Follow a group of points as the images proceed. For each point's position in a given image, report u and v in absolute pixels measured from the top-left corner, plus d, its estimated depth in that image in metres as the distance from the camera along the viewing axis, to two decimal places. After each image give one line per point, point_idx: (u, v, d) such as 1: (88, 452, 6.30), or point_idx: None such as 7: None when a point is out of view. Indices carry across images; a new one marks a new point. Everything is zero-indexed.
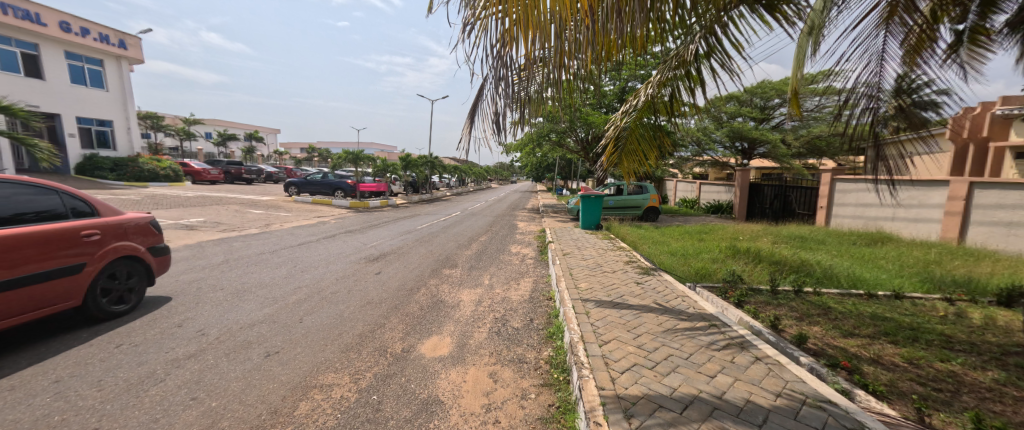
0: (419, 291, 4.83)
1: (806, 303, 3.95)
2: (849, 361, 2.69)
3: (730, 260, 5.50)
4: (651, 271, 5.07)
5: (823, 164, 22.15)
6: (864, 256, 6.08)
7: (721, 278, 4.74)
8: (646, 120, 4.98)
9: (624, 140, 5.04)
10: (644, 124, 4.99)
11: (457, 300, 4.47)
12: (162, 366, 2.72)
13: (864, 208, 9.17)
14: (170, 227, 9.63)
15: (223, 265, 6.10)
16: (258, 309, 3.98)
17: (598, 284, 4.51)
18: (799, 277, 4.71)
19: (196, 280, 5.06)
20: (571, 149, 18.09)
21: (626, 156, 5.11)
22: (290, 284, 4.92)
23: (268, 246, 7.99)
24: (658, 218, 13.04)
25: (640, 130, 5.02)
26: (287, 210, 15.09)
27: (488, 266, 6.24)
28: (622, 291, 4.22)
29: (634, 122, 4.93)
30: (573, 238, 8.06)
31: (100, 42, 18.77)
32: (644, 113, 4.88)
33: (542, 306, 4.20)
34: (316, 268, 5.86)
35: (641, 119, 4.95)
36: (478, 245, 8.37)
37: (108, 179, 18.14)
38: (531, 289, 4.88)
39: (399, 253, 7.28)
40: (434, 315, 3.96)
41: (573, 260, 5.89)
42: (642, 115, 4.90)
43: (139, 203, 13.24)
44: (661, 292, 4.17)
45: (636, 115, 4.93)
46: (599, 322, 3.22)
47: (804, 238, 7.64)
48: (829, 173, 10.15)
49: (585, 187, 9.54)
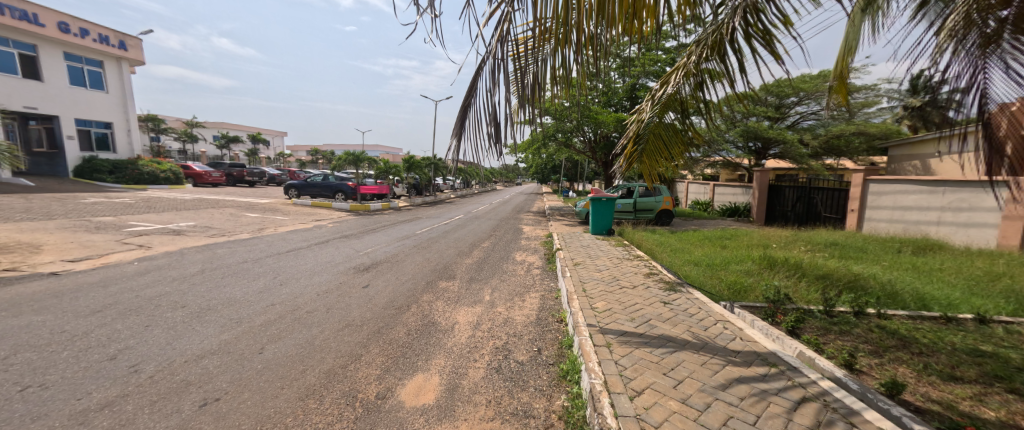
0: (409, 309, 4.19)
1: (874, 331, 3.28)
2: (970, 423, 2.00)
3: (768, 273, 4.79)
4: (678, 287, 4.38)
5: (841, 165, 21.19)
6: (919, 267, 5.33)
7: (761, 297, 4.06)
8: (667, 118, 4.31)
9: (644, 139, 4.36)
10: (667, 122, 4.30)
11: (451, 322, 3.82)
12: (61, 423, 2.10)
13: (904, 211, 8.38)
14: (156, 232, 9.14)
15: (199, 275, 5.53)
16: (214, 334, 3.37)
17: (617, 304, 3.86)
18: (857, 296, 3.99)
19: (159, 295, 4.48)
20: (579, 150, 17.40)
21: (649, 158, 4.42)
22: (263, 301, 4.32)
23: (254, 253, 7.44)
24: (671, 221, 12.30)
25: (660, 130, 4.34)
26: (285, 214, 14.60)
27: (490, 278, 5.59)
28: (647, 314, 3.56)
29: (654, 120, 4.26)
30: (584, 245, 7.39)
31: (100, 43, 18.46)
32: (665, 109, 4.23)
33: (551, 332, 3.55)
34: (299, 280, 5.25)
35: (662, 116, 4.28)
36: (479, 252, 7.72)
37: (106, 182, 17.85)
38: (538, 307, 4.24)
39: (393, 261, 6.66)
40: (422, 343, 3.31)
41: (586, 273, 5.22)
42: (663, 111, 4.24)
43: (132, 206, 12.84)
44: (695, 315, 3.51)
45: (655, 114, 4.27)
46: (626, 362, 2.56)
47: (841, 246, 6.89)
48: (861, 173, 9.42)
49: (597, 189, 8.88)
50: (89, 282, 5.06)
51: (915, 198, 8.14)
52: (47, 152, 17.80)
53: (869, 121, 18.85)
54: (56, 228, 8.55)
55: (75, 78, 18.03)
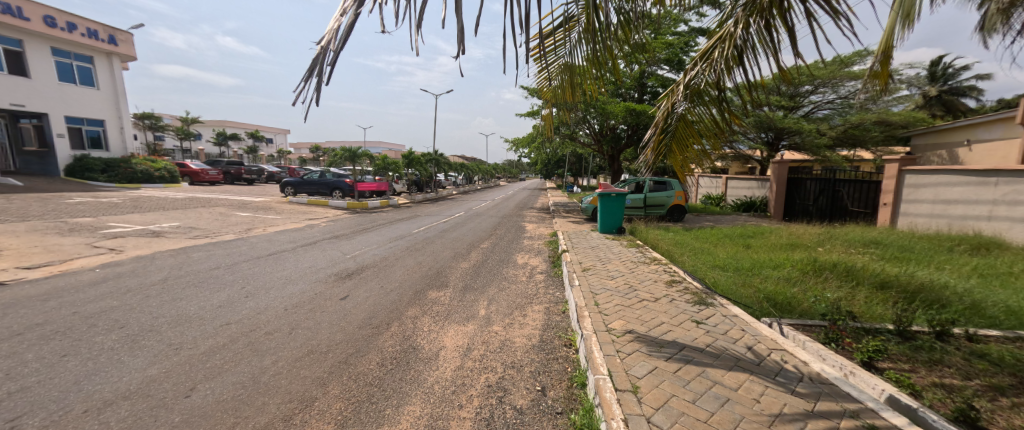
0: (388, 329, 3.52)
1: (976, 362, 2.54)
2: None
3: (815, 283, 4.06)
4: (709, 300, 3.64)
5: (858, 157, 20.30)
6: (987, 270, 4.57)
7: (817, 314, 3.35)
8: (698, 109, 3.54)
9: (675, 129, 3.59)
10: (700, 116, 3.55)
11: (435, 347, 3.13)
12: None
13: (946, 205, 7.63)
14: (134, 234, 8.55)
15: (160, 284, 4.90)
16: (142, 368, 2.71)
17: (637, 323, 3.14)
18: (933, 312, 3.25)
19: (100, 312, 3.83)
20: (584, 143, 16.64)
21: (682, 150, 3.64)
22: (217, 320, 3.65)
23: (233, 257, 6.82)
24: (684, 217, 11.56)
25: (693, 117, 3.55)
26: (278, 212, 14.01)
27: (487, 286, 4.91)
28: (677, 337, 2.82)
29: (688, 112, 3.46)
30: (592, 246, 6.69)
31: (88, 38, 17.83)
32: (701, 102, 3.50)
33: (558, 363, 2.85)
34: (270, 290, 4.61)
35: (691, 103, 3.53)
36: (477, 254, 7.04)
37: (98, 181, 17.38)
38: (542, 326, 3.56)
39: (382, 266, 6.03)
40: (395, 379, 2.62)
41: (600, 280, 4.51)
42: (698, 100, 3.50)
43: (117, 206, 12.28)
44: (739, 340, 2.76)
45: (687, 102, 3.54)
46: (663, 421, 1.86)
47: (881, 244, 6.18)
48: (897, 164, 8.66)
49: (606, 184, 8.11)
50: (32, 295, 4.44)
51: (961, 190, 7.38)
52: (37, 151, 17.33)
53: (890, 110, 17.85)
54: (26, 231, 7.95)
55: (65, 74, 17.48)
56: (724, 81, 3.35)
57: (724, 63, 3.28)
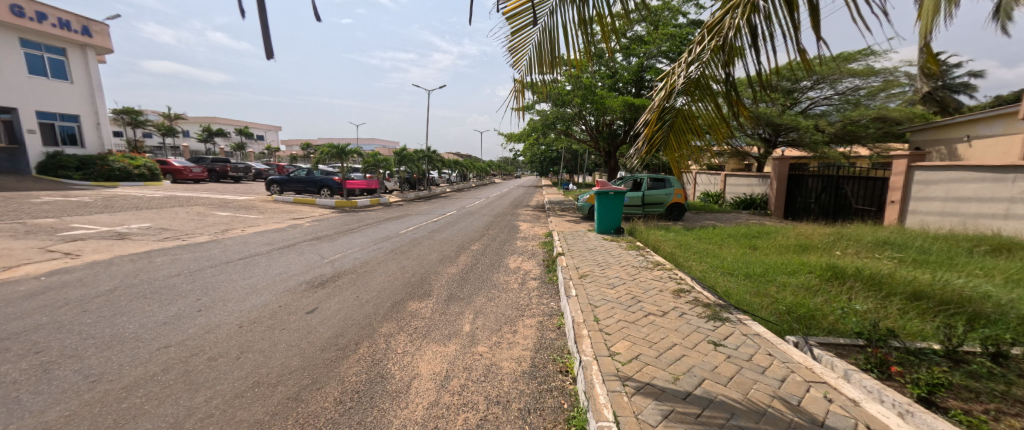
0: (356, 351, 3.03)
1: None
2: None
3: (837, 292, 3.63)
4: (723, 315, 3.19)
5: (855, 153, 20.09)
6: (1019, 274, 4.19)
7: (850, 331, 2.91)
8: (692, 97, 3.06)
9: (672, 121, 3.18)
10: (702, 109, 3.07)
11: (407, 376, 2.65)
12: None
13: (959, 203, 7.28)
14: (97, 237, 7.94)
15: (105, 295, 4.36)
16: (37, 412, 2.19)
17: (644, 345, 2.68)
18: (983, 327, 2.81)
19: (21, 332, 3.29)
20: (580, 139, 16.17)
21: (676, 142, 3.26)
22: (155, 342, 3.14)
23: (200, 262, 6.26)
24: (682, 215, 11.19)
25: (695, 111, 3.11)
26: (261, 212, 13.40)
27: (474, 296, 4.42)
28: (694, 366, 2.36)
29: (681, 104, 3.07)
30: (589, 248, 6.23)
31: (60, 28, 16.96)
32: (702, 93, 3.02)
33: (552, 397, 2.38)
34: (228, 303, 4.08)
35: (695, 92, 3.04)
36: (466, 258, 6.55)
37: (72, 179, 16.62)
38: (535, 347, 3.09)
39: (361, 272, 5.52)
40: (351, 424, 2.12)
41: (601, 290, 4.05)
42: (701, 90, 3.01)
43: (87, 206, 11.59)
44: (768, 369, 2.31)
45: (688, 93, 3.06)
46: None
47: (896, 245, 5.78)
48: (905, 160, 8.31)
49: (603, 181, 7.64)
50: None
51: (976, 186, 7.02)
52: (6, 148, 16.51)
53: (888, 105, 17.61)
54: None
55: (35, 67, 16.65)
56: (732, 71, 2.82)
57: (728, 46, 2.73)
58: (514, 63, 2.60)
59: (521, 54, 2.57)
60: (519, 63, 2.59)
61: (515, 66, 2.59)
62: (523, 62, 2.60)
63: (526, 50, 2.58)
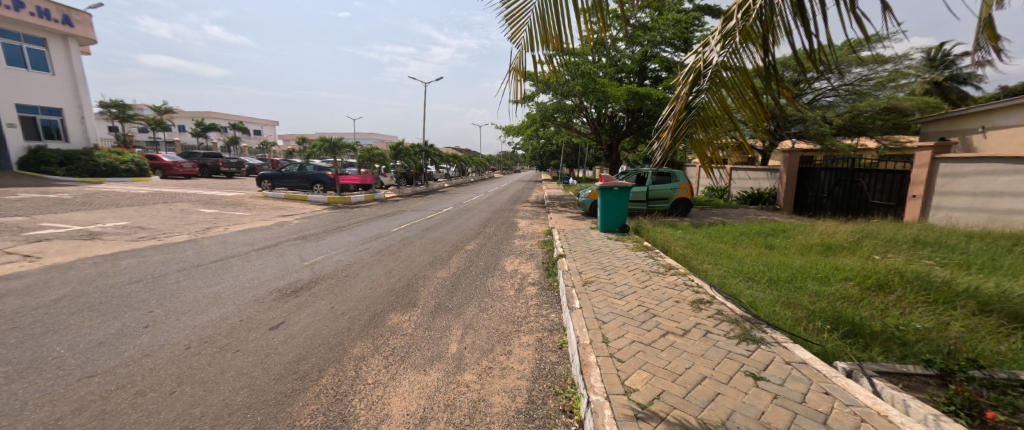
0: (315, 381, 2.52)
1: None
2: None
3: (885, 304, 3.12)
4: (755, 334, 2.67)
5: (862, 145, 19.58)
6: None
7: (915, 357, 2.40)
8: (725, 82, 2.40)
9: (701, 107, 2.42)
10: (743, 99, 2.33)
11: (374, 418, 2.14)
12: None
13: (989, 198, 6.77)
14: (66, 237, 7.43)
15: (45, 307, 3.85)
16: None
17: (666, 378, 2.16)
18: None
19: None
20: (580, 131, 15.61)
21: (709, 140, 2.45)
22: (79, 369, 2.63)
23: (169, 266, 5.75)
24: (689, 211, 10.70)
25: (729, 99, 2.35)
26: (248, 208, 12.88)
27: (465, 306, 3.92)
28: (735, 412, 1.85)
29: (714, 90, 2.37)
30: (593, 250, 5.72)
31: (39, 17, 16.27)
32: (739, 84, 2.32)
33: None
34: (183, 317, 3.56)
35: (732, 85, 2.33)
36: (459, 259, 6.06)
37: (55, 175, 16.07)
38: (531, 375, 2.58)
39: (343, 277, 5.01)
40: None
41: (608, 301, 3.53)
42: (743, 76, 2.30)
43: (65, 203, 11.07)
44: (831, 417, 1.79)
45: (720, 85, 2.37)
46: None
47: (928, 245, 5.29)
48: (928, 152, 7.80)
49: (607, 176, 7.12)
50: None
51: (1009, 180, 6.51)
52: None
53: (898, 95, 17.05)
54: None
55: (14, 59, 16.02)
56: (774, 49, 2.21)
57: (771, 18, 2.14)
58: (510, 37, 2.01)
59: (519, 25, 2.01)
60: (517, 36, 2.02)
61: (512, 40, 2.00)
62: (522, 35, 2.03)
63: (525, 21, 2.02)
